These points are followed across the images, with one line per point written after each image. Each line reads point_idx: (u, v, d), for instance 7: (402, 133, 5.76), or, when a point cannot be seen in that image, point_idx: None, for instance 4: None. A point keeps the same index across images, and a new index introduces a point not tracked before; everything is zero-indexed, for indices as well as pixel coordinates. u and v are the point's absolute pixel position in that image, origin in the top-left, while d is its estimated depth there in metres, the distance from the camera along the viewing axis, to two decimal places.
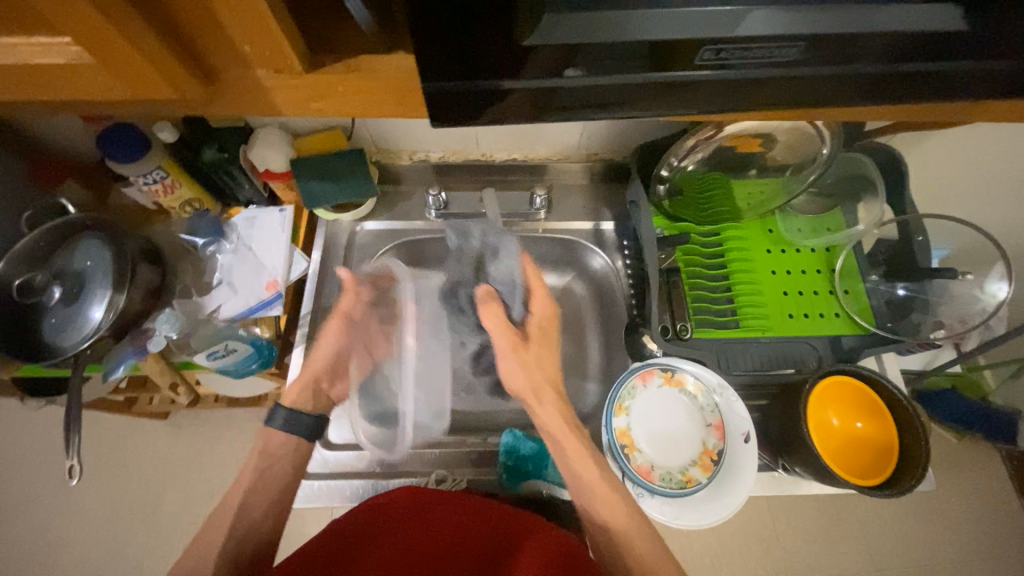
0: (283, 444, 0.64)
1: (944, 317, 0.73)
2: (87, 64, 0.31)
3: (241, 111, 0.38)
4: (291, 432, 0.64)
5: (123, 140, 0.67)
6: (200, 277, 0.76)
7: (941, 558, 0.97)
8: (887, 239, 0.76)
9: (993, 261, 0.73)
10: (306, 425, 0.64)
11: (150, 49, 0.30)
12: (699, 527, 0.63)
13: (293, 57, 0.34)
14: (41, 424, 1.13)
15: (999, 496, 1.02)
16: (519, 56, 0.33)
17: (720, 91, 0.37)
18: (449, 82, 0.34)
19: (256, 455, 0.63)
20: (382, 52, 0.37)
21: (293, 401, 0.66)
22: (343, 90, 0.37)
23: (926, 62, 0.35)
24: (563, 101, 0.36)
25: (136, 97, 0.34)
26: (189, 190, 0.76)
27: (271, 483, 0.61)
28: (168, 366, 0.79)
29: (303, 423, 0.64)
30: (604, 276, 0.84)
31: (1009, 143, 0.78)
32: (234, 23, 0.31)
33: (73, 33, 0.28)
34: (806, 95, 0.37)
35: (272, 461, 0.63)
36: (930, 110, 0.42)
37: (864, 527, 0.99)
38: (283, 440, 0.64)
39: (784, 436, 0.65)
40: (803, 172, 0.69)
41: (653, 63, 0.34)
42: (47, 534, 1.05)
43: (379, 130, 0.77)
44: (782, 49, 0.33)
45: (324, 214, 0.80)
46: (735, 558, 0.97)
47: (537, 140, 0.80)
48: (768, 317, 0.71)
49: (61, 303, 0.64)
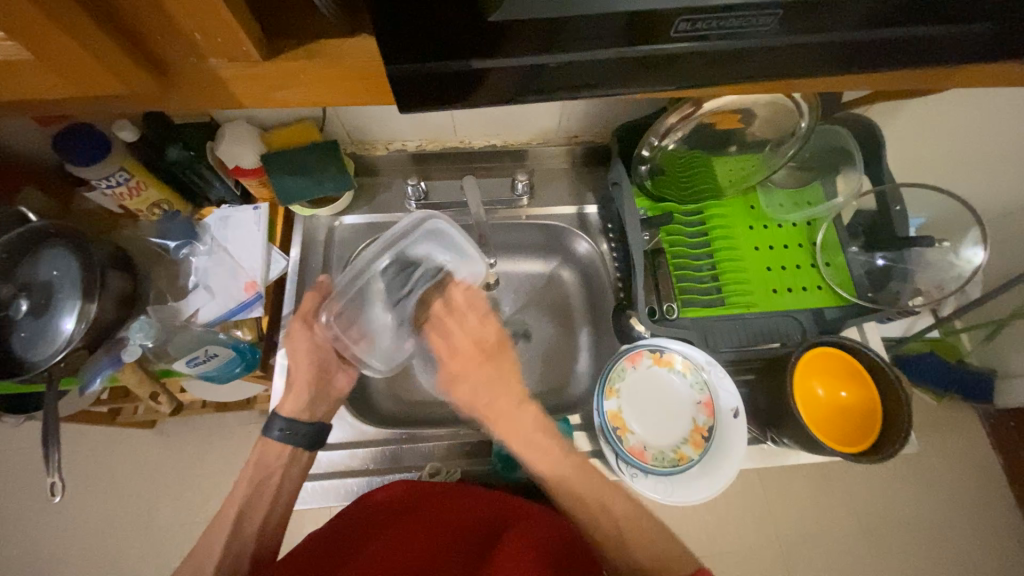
0: (280, 454, 0.61)
1: (922, 284, 0.74)
2: (26, 61, 0.29)
3: (200, 105, 0.36)
4: (288, 443, 0.61)
5: (80, 142, 0.64)
6: (175, 282, 0.74)
7: (925, 516, 1.01)
8: (865, 211, 0.77)
9: (968, 226, 0.75)
10: (303, 434, 0.61)
11: (93, 40, 0.28)
12: (693, 502, 0.64)
13: (250, 45, 0.32)
14: (22, 441, 1.10)
15: (978, 454, 1.06)
16: (488, 37, 0.32)
17: (699, 64, 0.36)
18: (418, 65, 0.33)
19: (252, 466, 0.60)
20: (345, 35, 0.35)
21: (292, 409, 0.63)
22: (307, 77, 0.36)
23: (899, 28, 0.34)
24: (537, 82, 0.35)
25: (85, 95, 0.32)
26: (156, 191, 0.73)
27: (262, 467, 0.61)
28: (148, 375, 0.78)
29: (300, 433, 0.61)
30: (590, 260, 0.83)
31: (981, 111, 0.79)
32: (181, 8, 0.29)
33: (5, 28, 0.26)
34: (785, 67, 0.37)
35: (269, 474, 0.60)
36: (907, 77, 0.42)
37: (852, 491, 1.02)
38: (280, 452, 0.61)
39: (772, 409, 0.66)
40: (781, 147, 0.69)
41: (625, 38, 0.33)
42: (39, 551, 1.03)
43: (353, 120, 0.75)
44: (761, 19, 0.32)
45: (300, 210, 0.78)
46: (730, 528, 1.00)
47: (517, 124, 0.79)
48: (753, 294, 0.71)
49: (29, 316, 0.61)
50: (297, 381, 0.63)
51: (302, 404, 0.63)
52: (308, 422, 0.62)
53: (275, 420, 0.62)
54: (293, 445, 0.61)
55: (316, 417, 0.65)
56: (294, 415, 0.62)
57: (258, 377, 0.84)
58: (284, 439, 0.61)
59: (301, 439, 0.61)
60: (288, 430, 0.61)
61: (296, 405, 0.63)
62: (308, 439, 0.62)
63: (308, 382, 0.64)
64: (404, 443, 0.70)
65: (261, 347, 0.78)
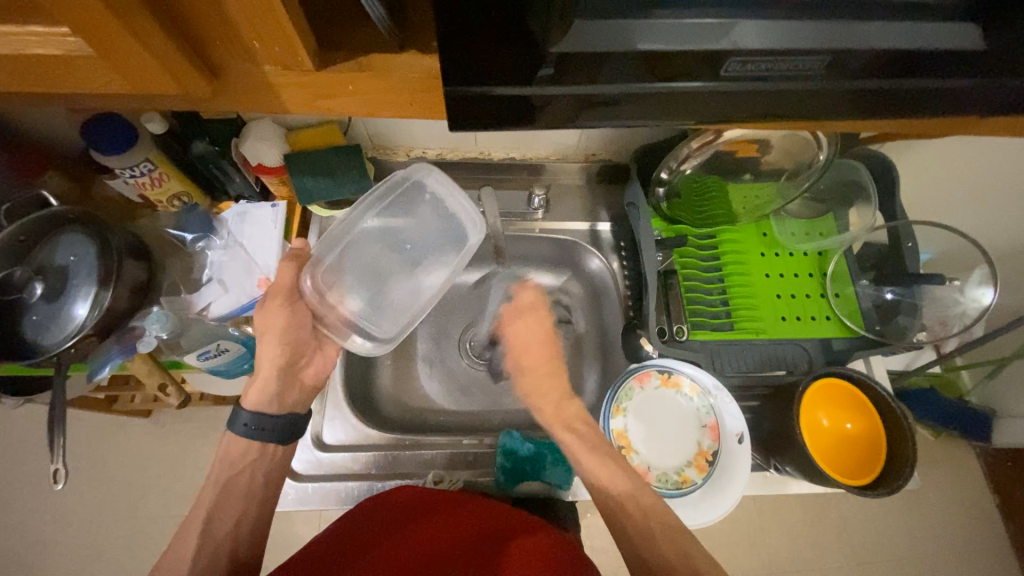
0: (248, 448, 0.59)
1: (928, 320, 0.74)
2: (84, 56, 0.30)
3: (244, 107, 0.37)
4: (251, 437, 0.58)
5: (110, 131, 0.64)
6: (188, 274, 0.74)
7: (919, 552, 1.01)
8: (876, 244, 0.77)
9: (975, 265, 0.76)
10: (269, 429, 0.59)
11: (154, 42, 0.29)
12: (694, 526, 0.64)
13: (304, 54, 0.33)
14: (17, 423, 1.09)
15: (975, 494, 1.06)
16: (538, 60, 0.32)
17: (731, 101, 0.37)
18: (464, 86, 0.34)
19: (230, 485, 0.58)
20: (394, 49, 0.36)
21: (255, 403, 0.59)
22: (355, 88, 0.36)
23: (933, 79, 0.35)
24: (574, 107, 0.36)
25: (138, 90, 0.33)
26: (177, 183, 0.73)
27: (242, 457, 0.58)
28: (156, 365, 0.78)
29: (267, 428, 0.59)
30: (602, 279, 0.84)
31: (992, 154, 0.81)
32: (245, 17, 0.30)
33: (72, 25, 0.27)
34: (810, 109, 0.38)
35: (241, 470, 0.58)
36: (931, 123, 0.43)
37: (847, 523, 1.01)
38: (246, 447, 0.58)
39: (777, 436, 0.66)
40: (797, 177, 0.71)
41: (657, 72, 0.34)
42: (24, 534, 1.02)
43: (376, 126, 0.76)
44: (802, 63, 0.34)
45: (319, 211, 0.78)
46: (723, 554, 0.99)
47: (537, 140, 0.80)
48: (762, 320, 0.72)
49: (43, 300, 0.61)
50: (262, 369, 0.60)
51: (267, 395, 0.60)
52: (275, 416, 0.59)
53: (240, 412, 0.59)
54: (258, 439, 0.59)
55: (283, 407, 0.61)
56: (258, 406, 0.59)
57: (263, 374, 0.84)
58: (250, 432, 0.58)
59: (268, 435, 0.59)
60: (253, 420, 0.58)
61: (261, 395, 0.60)
62: (278, 435, 0.60)
63: (276, 372, 0.60)
64: (405, 450, 0.70)
65: None
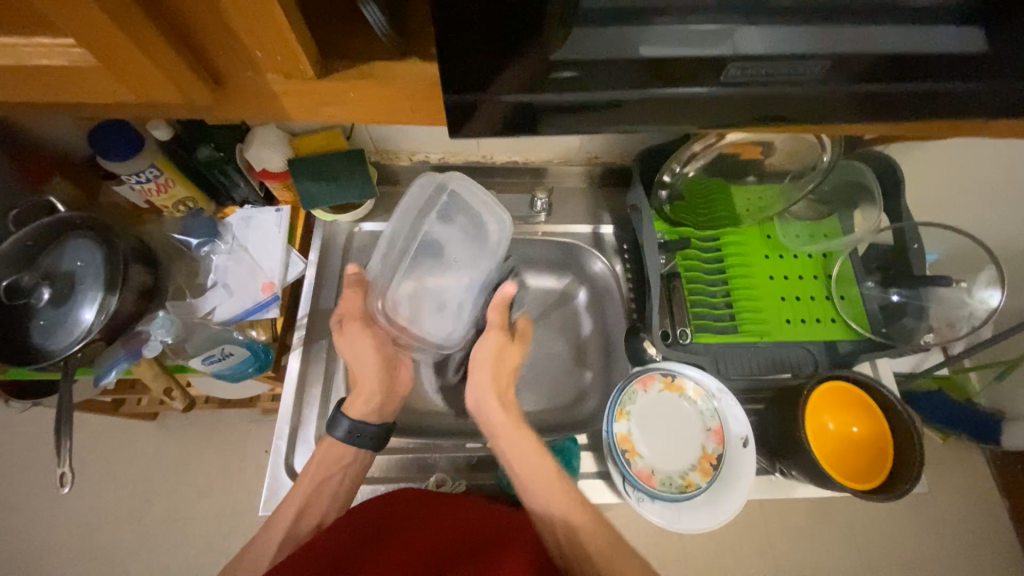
0: (339, 457, 0.63)
1: (935, 321, 0.73)
2: (89, 66, 0.30)
3: (247, 115, 0.37)
4: (355, 444, 0.62)
5: (116, 138, 0.65)
6: (194, 279, 0.75)
7: (929, 557, 1.00)
8: (882, 246, 0.76)
9: (983, 266, 0.75)
10: (370, 436, 0.63)
11: (157, 52, 0.29)
12: (699, 531, 0.64)
13: (305, 62, 0.33)
14: (26, 427, 1.10)
15: (986, 498, 1.05)
16: (539, 66, 0.32)
17: (734, 107, 0.36)
18: (466, 92, 0.34)
19: None
20: (395, 56, 0.37)
21: (361, 412, 0.64)
22: (356, 95, 0.37)
23: (939, 82, 0.35)
24: (578, 113, 0.36)
25: (142, 100, 0.34)
26: (183, 188, 0.74)
27: (326, 461, 0.62)
28: (161, 369, 0.78)
29: (368, 433, 0.63)
30: (605, 281, 0.83)
31: (999, 155, 0.80)
32: (246, 27, 0.30)
33: (77, 36, 0.28)
34: (815, 113, 0.38)
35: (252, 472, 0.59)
36: (936, 126, 0.42)
37: (855, 527, 1.00)
38: (339, 452, 0.62)
39: (781, 439, 0.66)
40: (802, 179, 0.70)
41: (657, 78, 0.34)
42: (32, 538, 1.03)
43: (379, 131, 0.76)
44: (808, 68, 0.33)
45: (320, 215, 0.78)
46: (728, 557, 0.98)
47: (539, 143, 0.80)
48: (766, 323, 0.71)
49: (51, 305, 0.62)
50: (365, 382, 0.66)
51: (373, 404, 0.65)
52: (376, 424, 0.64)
53: (342, 420, 0.63)
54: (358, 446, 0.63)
55: (381, 417, 0.66)
56: (365, 416, 0.64)
57: (268, 378, 0.85)
58: (352, 438, 0.62)
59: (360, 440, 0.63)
60: (354, 427, 0.63)
61: (364, 406, 0.65)
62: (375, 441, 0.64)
63: (377, 382, 0.66)
64: (408, 454, 0.70)
65: (273, 348, 0.79)
